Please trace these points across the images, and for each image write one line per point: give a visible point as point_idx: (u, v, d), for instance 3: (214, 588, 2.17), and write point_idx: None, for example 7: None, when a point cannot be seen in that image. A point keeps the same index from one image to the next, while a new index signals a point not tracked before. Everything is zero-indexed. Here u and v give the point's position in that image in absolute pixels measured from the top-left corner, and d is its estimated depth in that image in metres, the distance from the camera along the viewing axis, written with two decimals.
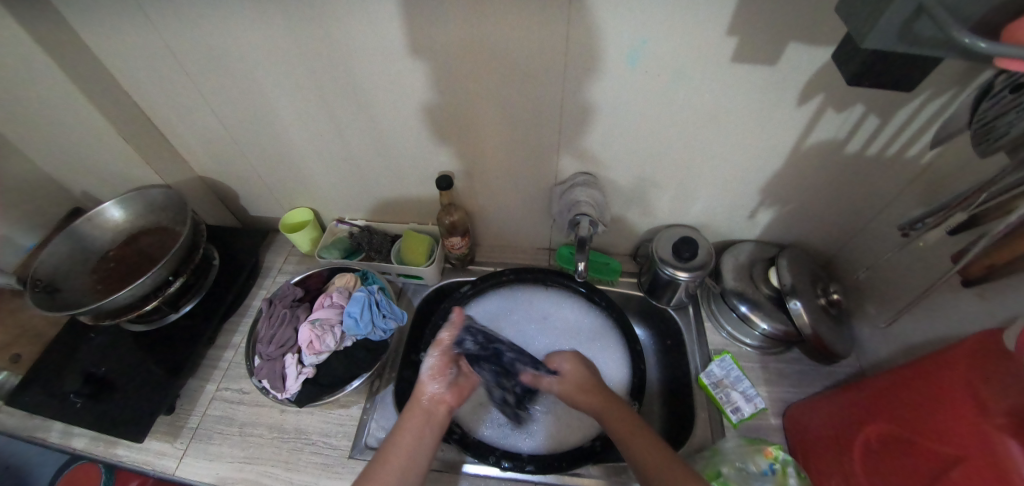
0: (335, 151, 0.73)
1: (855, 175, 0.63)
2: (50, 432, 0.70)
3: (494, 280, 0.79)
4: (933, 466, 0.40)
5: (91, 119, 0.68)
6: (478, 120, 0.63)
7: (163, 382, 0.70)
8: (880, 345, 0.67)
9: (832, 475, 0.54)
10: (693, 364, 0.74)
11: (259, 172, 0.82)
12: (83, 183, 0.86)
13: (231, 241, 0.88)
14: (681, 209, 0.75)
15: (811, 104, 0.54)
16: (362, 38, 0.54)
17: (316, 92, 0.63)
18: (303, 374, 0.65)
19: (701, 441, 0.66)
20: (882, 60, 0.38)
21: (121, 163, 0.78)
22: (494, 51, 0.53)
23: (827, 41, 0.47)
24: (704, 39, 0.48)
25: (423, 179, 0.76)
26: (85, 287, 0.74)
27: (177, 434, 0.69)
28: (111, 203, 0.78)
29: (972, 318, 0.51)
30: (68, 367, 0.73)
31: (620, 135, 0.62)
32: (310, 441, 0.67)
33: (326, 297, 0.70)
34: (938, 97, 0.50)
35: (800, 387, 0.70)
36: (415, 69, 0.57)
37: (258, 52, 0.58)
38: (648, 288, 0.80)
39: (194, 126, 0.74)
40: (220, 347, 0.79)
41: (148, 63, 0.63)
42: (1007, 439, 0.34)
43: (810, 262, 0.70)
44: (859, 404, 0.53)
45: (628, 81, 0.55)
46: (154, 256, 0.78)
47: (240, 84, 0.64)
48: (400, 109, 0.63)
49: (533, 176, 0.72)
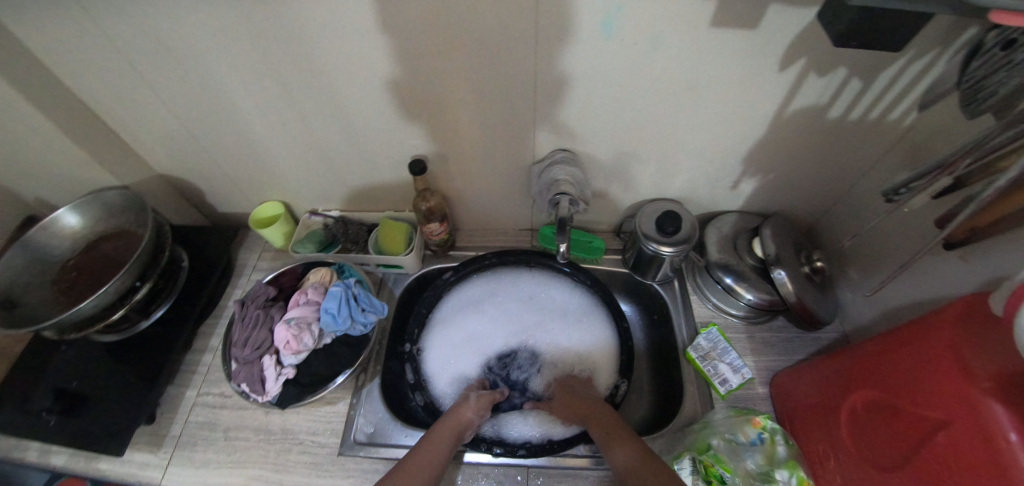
0: (301, 140, 0.69)
1: (838, 140, 0.62)
2: (26, 450, 0.68)
3: (476, 265, 0.77)
4: (919, 430, 0.40)
5: (29, 119, 0.63)
6: (449, 100, 0.60)
7: (140, 392, 0.67)
8: (863, 309, 0.68)
9: (819, 441, 0.55)
10: (680, 337, 0.74)
11: (223, 167, 0.77)
12: (33, 189, 0.80)
13: (201, 241, 0.84)
14: (664, 183, 0.73)
15: (793, 69, 0.52)
16: (318, 17, 0.49)
17: (274, 79, 0.59)
18: (283, 375, 0.63)
19: (691, 414, 0.66)
20: (867, 20, 0.35)
21: (71, 166, 0.73)
22: (460, 25, 0.50)
23: (810, 0, 0.44)
24: (681, 3, 0.46)
25: (397, 164, 0.73)
26: (46, 300, 0.70)
27: (160, 443, 0.67)
28: (65, 209, 0.73)
29: (954, 279, 0.51)
30: (38, 383, 0.70)
31: (599, 109, 0.60)
32: (298, 441, 0.66)
33: (301, 294, 0.68)
34: (923, 56, 0.48)
35: (786, 354, 0.70)
36: (377, 49, 0.53)
37: (204, 36, 0.53)
38: (633, 264, 0.79)
39: (145, 122, 0.69)
40: (198, 352, 0.77)
41: (84, 55, 0.57)
42: (995, 404, 0.34)
43: (793, 229, 0.70)
44: (841, 371, 0.54)
45: (604, 51, 0.52)
46: (118, 262, 0.74)
47: (190, 73, 0.59)
48: (366, 92, 0.60)
49: (510, 156, 0.69)
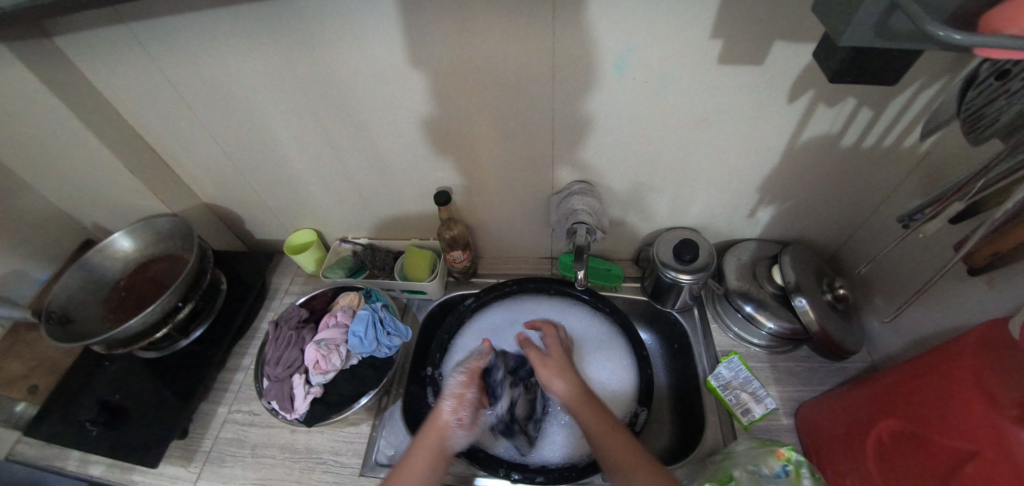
0: (334, 172, 0.74)
1: (855, 168, 0.62)
2: (68, 460, 0.71)
3: (497, 291, 0.80)
4: (947, 461, 0.39)
5: (96, 152, 0.70)
6: (472, 133, 0.64)
7: (176, 407, 0.71)
8: (891, 338, 0.66)
9: (847, 474, 0.53)
10: (701, 366, 0.74)
11: (261, 196, 0.83)
12: (93, 216, 0.88)
13: (238, 265, 0.90)
14: (680, 211, 0.75)
15: (802, 101, 0.54)
16: (354, 60, 0.55)
17: (312, 115, 0.64)
18: (310, 394, 0.66)
19: (713, 445, 0.65)
20: (863, 59, 0.38)
21: (129, 195, 0.80)
22: (483, 66, 0.54)
23: (813, 38, 0.47)
24: (689, 42, 0.49)
25: (422, 194, 0.77)
26: (98, 317, 0.76)
27: (191, 458, 0.70)
28: (120, 234, 0.80)
29: (982, 308, 0.50)
30: (83, 396, 0.74)
31: (614, 141, 0.63)
32: (321, 460, 0.68)
33: (331, 317, 0.72)
34: (930, 86, 0.50)
35: (811, 385, 0.69)
36: (406, 88, 0.58)
37: (252, 78, 0.59)
38: (651, 292, 0.80)
39: (196, 155, 0.75)
40: (231, 370, 0.80)
41: (149, 96, 0.64)
42: (1020, 432, 0.33)
43: (813, 258, 0.70)
44: (867, 401, 0.53)
45: (617, 87, 0.55)
46: (164, 283, 0.79)
47: (238, 112, 0.65)
48: (396, 127, 0.64)
49: (530, 187, 0.73)
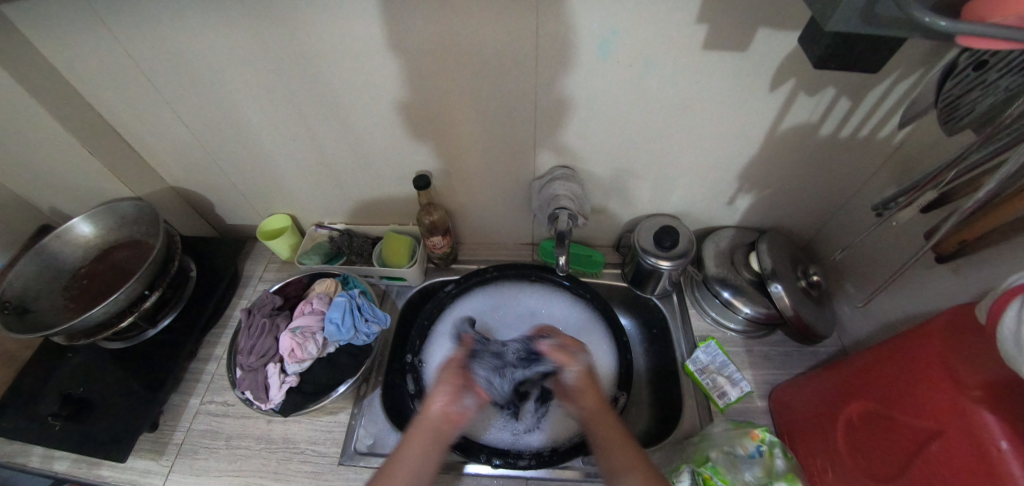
0: (311, 154, 0.72)
1: (831, 157, 0.63)
2: (30, 457, 0.68)
3: (477, 278, 0.79)
4: (912, 439, 0.41)
5: (51, 132, 0.65)
6: (454, 116, 0.62)
7: (145, 398, 0.68)
8: (860, 323, 0.68)
9: (818, 455, 0.55)
10: (679, 351, 0.75)
11: (232, 179, 0.80)
12: (51, 200, 0.83)
13: (209, 251, 0.86)
14: (662, 198, 0.75)
15: (783, 89, 0.54)
16: (328, 35, 0.52)
17: (286, 95, 0.61)
18: (286, 384, 0.64)
19: (690, 427, 0.67)
20: (846, 43, 0.38)
21: (89, 177, 0.75)
22: (465, 47, 0.52)
23: (796, 25, 0.47)
24: (675, 26, 0.48)
25: (401, 178, 0.75)
26: (58, 306, 0.72)
27: (162, 451, 0.68)
28: (80, 218, 0.75)
29: (947, 294, 0.52)
30: (43, 389, 0.70)
31: (597, 127, 0.62)
32: (299, 450, 0.66)
33: (306, 304, 0.70)
34: (907, 77, 0.50)
35: (784, 368, 0.71)
36: (385, 68, 0.56)
37: (220, 54, 0.56)
38: (632, 278, 0.80)
39: (161, 136, 0.71)
40: (203, 360, 0.78)
41: (106, 71, 0.60)
42: (984, 412, 0.35)
43: (789, 245, 0.71)
44: (838, 383, 0.54)
45: (602, 71, 0.54)
46: (128, 271, 0.75)
47: (206, 89, 0.61)
48: (373, 109, 0.62)
49: (512, 171, 0.71)
